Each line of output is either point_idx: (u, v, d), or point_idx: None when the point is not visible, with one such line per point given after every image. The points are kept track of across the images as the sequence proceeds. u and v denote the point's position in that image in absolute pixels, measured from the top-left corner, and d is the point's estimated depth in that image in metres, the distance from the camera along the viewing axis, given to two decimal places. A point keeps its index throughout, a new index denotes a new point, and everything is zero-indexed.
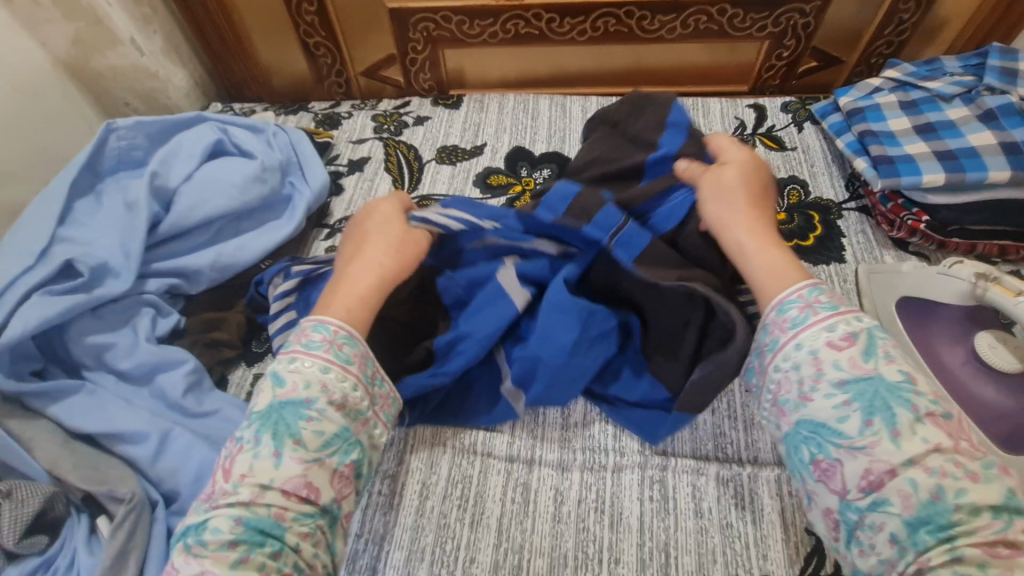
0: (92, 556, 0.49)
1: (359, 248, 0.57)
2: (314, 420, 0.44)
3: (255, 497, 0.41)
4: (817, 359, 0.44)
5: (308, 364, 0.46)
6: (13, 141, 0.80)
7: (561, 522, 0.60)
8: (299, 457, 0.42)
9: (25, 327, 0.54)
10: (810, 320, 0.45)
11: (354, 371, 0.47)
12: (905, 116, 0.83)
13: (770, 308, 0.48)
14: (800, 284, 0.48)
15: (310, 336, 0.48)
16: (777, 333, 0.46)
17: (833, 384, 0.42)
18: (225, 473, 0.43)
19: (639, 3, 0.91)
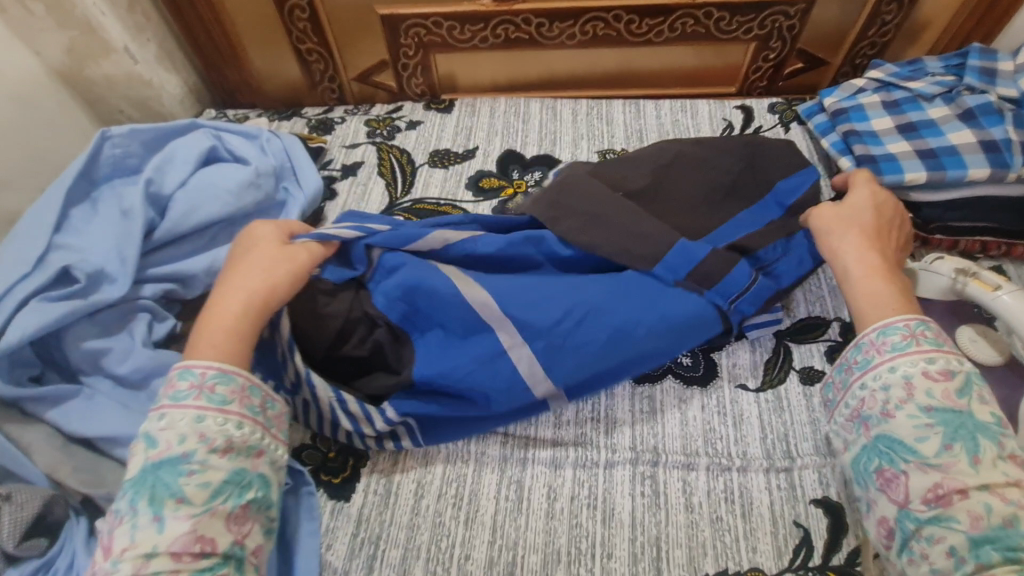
0: (91, 559, 0.50)
1: (232, 275, 0.55)
2: (195, 472, 0.44)
3: (139, 568, 0.40)
4: (910, 383, 0.48)
5: (179, 417, 0.46)
6: (11, 150, 0.82)
7: (555, 518, 0.61)
8: (184, 513, 0.42)
9: (23, 334, 0.54)
10: (911, 348, 0.50)
11: (234, 410, 0.48)
12: (888, 115, 0.84)
13: (870, 330, 0.52)
14: (906, 316, 0.52)
15: (176, 387, 0.47)
16: (873, 353, 0.51)
17: (919, 408, 0.47)
18: (107, 549, 0.42)
19: (627, 8, 0.93)
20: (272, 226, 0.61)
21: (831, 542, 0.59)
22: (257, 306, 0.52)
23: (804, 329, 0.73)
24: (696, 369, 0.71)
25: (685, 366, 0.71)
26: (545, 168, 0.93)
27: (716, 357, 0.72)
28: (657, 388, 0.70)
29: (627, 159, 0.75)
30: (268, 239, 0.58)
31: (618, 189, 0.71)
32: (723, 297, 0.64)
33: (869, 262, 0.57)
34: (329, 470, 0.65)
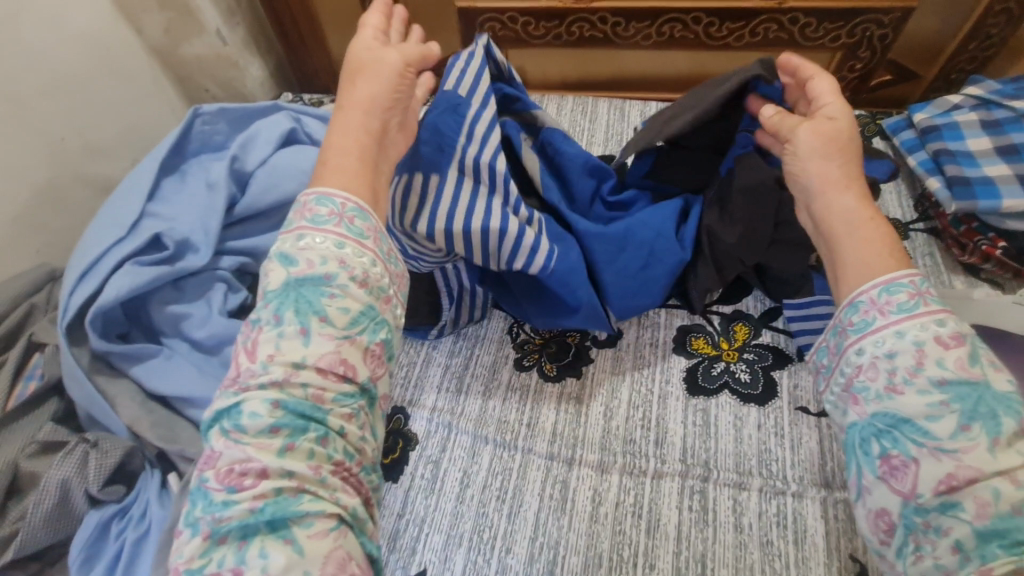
0: (162, 509, 0.53)
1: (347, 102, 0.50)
2: (337, 296, 0.40)
3: (290, 376, 0.37)
4: (920, 351, 0.38)
5: (319, 240, 0.42)
6: (111, 120, 0.88)
7: (598, 522, 0.61)
8: (330, 333, 0.39)
9: (117, 294, 0.58)
10: (920, 309, 0.40)
11: (370, 246, 0.44)
12: (986, 136, 0.79)
13: (870, 285, 0.42)
14: (908, 271, 0.43)
15: (314, 211, 0.43)
16: (876, 314, 0.41)
17: (931, 381, 0.37)
18: (250, 355, 0.39)
19: (707, 10, 0.90)
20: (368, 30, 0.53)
21: None
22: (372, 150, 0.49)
23: None
24: (755, 386, 0.69)
25: (743, 382, 0.69)
26: None
27: (777, 376, 0.69)
28: (712, 401, 0.68)
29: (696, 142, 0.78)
30: (376, 48, 0.52)
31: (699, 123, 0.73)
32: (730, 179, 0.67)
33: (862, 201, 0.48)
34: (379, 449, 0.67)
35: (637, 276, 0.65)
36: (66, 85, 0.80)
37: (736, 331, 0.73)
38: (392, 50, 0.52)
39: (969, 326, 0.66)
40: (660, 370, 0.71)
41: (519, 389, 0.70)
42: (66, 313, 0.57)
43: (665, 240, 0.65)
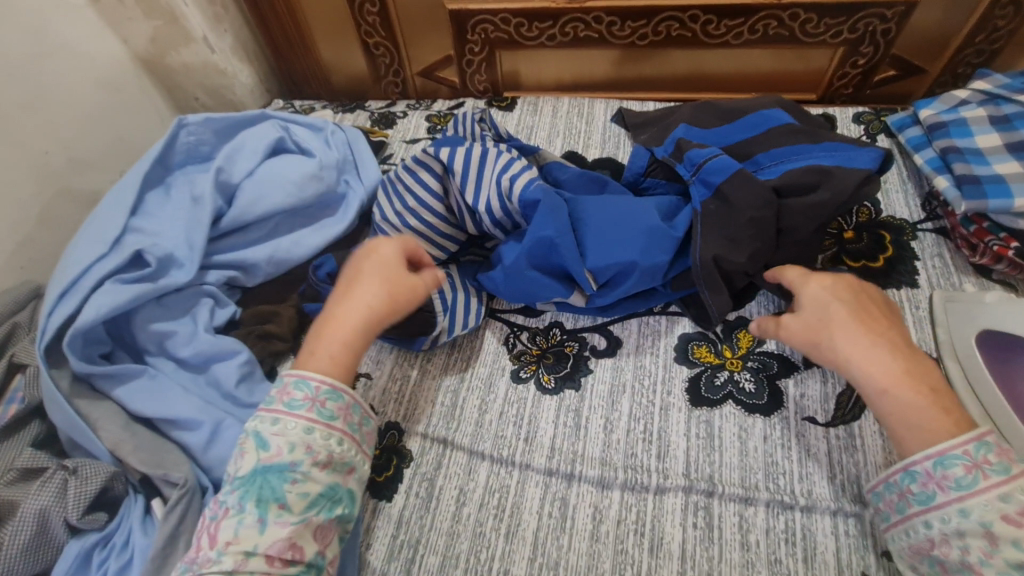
0: (146, 537, 0.51)
1: (352, 287, 0.55)
2: (298, 482, 0.47)
3: (239, 564, 0.43)
4: (989, 532, 0.42)
5: (291, 425, 0.49)
6: (99, 132, 0.86)
7: (599, 541, 0.59)
8: (285, 520, 0.45)
9: (97, 314, 0.56)
10: (979, 485, 0.44)
11: (338, 427, 0.50)
12: (995, 132, 0.76)
13: (922, 454, 0.47)
14: (964, 437, 0.45)
15: (292, 395, 0.50)
16: (934, 489, 0.45)
17: (1007, 562, 0.41)
18: (210, 538, 0.45)
19: (705, 7, 0.88)
20: (397, 243, 0.58)
21: None
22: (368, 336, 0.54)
23: None
24: (760, 396, 0.66)
25: (747, 392, 0.67)
26: (608, 172, 0.88)
27: (783, 385, 0.67)
28: (715, 413, 0.66)
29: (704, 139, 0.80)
30: (394, 257, 0.57)
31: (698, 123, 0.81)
32: (690, 170, 0.69)
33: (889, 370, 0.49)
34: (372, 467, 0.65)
35: (617, 230, 0.66)
36: (50, 98, 0.79)
37: (740, 338, 0.71)
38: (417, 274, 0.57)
39: (980, 334, 0.64)
40: (662, 381, 0.69)
41: (516, 402, 0.68)
42: (43, 336, 0.55)
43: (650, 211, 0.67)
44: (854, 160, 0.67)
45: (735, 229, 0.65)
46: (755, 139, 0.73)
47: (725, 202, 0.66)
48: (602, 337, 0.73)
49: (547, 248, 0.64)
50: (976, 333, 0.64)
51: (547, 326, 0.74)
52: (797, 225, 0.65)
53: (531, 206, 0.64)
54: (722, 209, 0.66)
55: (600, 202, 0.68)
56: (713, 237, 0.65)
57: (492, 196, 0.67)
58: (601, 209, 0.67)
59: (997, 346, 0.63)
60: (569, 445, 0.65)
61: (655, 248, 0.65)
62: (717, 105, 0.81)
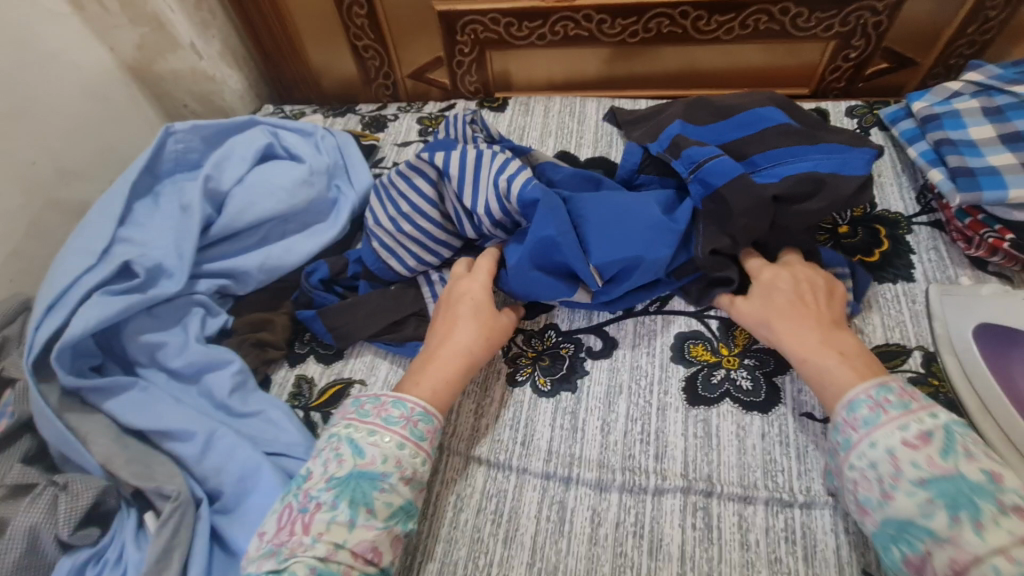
0: (139, 552, 0.50)
1: (454, 326, 0.61)
2: (387, 492, 0.49)
3: (330, 555, 0.46)
4: (894, 457, 0.46)
5: (386, 438, 0.52)
6: (87, 142, 0.86)
7: (598, 544, 0.58)
8: (373, 525, 0.48)
9: (85, 327, 0.55)
10: (881, 419, 0.48)
11: (425, 447, 0.53)
12: (989, 123, 0.76)
13: (838, 408, 0.51)
14: (868, 383, 0.51)
15: (389, 412, 0.53)
16: (849, 432, 0.49)
17: (912, 482, 0.45)
18: (303, 527, 0.47)
19: (695, 3, 0.88)
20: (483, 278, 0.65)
21: None
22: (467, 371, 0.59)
23: (881, 357, 0.66)
24: (757, 394, 0.66)
25: (744, 390, 0.66)
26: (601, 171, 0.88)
27: (780, 382, 0.66)
28: (713, 411, 0.65)
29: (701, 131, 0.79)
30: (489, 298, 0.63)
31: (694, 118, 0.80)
32: (689, 166, 0.68)
33: (807, 342, 0.56)
34: None
35: (620, 230, 0.65)
36: (37, 108, 0.78)
37: (736, 336, 0.70)
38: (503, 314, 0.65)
39: (980, 326, 0.63)
40: (659, 381, 0.68)
41: (513, 405, 0.68)
42: (31, 350, 0.55)
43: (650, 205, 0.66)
44: (851, 163, 0.66)
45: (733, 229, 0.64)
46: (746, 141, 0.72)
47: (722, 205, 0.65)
48: (598, 338, 0.72)
49: (549, 248, 0.63)
50: (975, 325, 0.64)
51: (542, 328, 0.74)
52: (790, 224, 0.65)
53: (530, 207, 0.63)
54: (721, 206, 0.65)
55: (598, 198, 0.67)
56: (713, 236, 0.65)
57: (490, 198, 0.65)
58: (600, 205, 0.66)
59: (995, 338, 0.62)
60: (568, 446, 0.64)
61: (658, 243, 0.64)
62: (707, 101, 0.81)
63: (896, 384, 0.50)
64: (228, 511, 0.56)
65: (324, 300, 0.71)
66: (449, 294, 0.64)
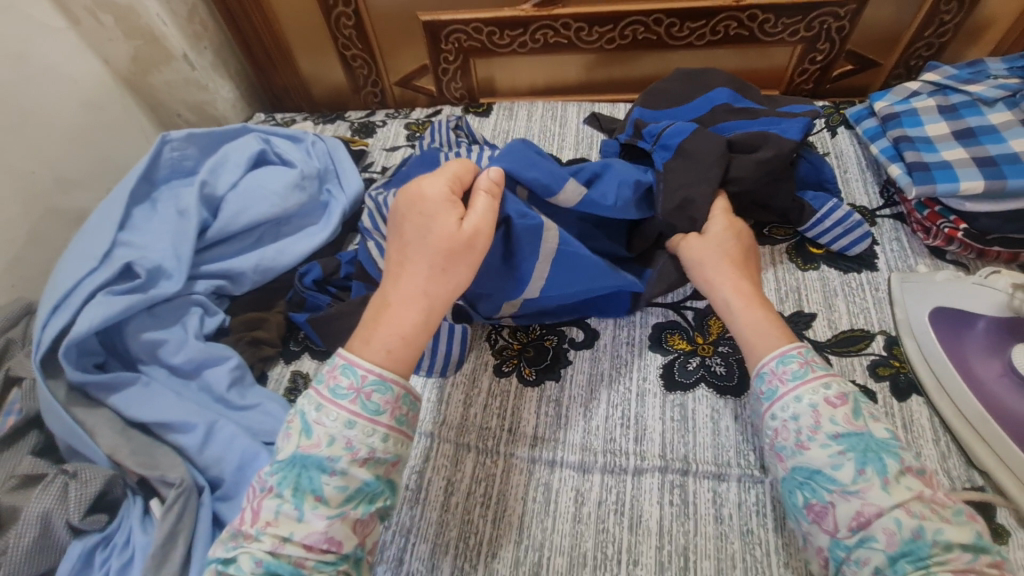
0: (146, 535, 0.53)
1: (404, 265, 0.55)
2: (335, 476, 0.47)
3: (277, 547, 0.45)
4: (817, 412, 0.50)
5: (333, 416, 0.49)
6: (83, 151, 0.88)
7: (581, 522, 0.62)
8: (321, 513, 0.46)
9: (90, 324, 0.58)
10: (809, 375, 0.52)
11: (383, 421, 0.49)
12: (943, 121, 0.81)
13: (772, 360, 0.54)
14: (798, 344, 0.55)
15: (337, 382, 0.50)
16: (779, 384, 0.52)
17: (828, 436, 0.49)
18: (252, 517, 0.47)
19: (667, 11, 0.92)
20: (441, 188, 0.56)
21: None
22: (427, 319, 0.54)
23: (848, 342, 0.70)
24: (730, 378, 0.70)
25: (718, 375, 0.70)
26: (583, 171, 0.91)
27: None
28: (689, 396, 0.69)
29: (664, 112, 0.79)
30: (444, 217, 0.55)
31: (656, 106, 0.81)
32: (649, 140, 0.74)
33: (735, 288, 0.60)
34: None
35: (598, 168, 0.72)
36: (33, 119, 0.81)
37: (711, 325, 0.74)
38: (466, 229, 0.55)
39: (934, 310, 0.68)
40: (638, 368, 0.72)
41: (500, 394, 0.71)
42: (39, 347, 0.57)
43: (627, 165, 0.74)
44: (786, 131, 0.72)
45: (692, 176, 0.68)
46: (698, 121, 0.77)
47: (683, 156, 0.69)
48: (580, 330, 0.76)
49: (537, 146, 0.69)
50: (930, 310, 0.68)
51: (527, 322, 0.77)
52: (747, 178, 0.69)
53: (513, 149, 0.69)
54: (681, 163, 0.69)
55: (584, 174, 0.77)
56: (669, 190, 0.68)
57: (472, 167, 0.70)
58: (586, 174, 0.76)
59: (948, 321, 0.67)
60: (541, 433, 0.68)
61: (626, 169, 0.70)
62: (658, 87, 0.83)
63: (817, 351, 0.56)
64: (229, 498, 0.59)
65: (316, 300, 0.73)
66: (399, 215, 0.57)
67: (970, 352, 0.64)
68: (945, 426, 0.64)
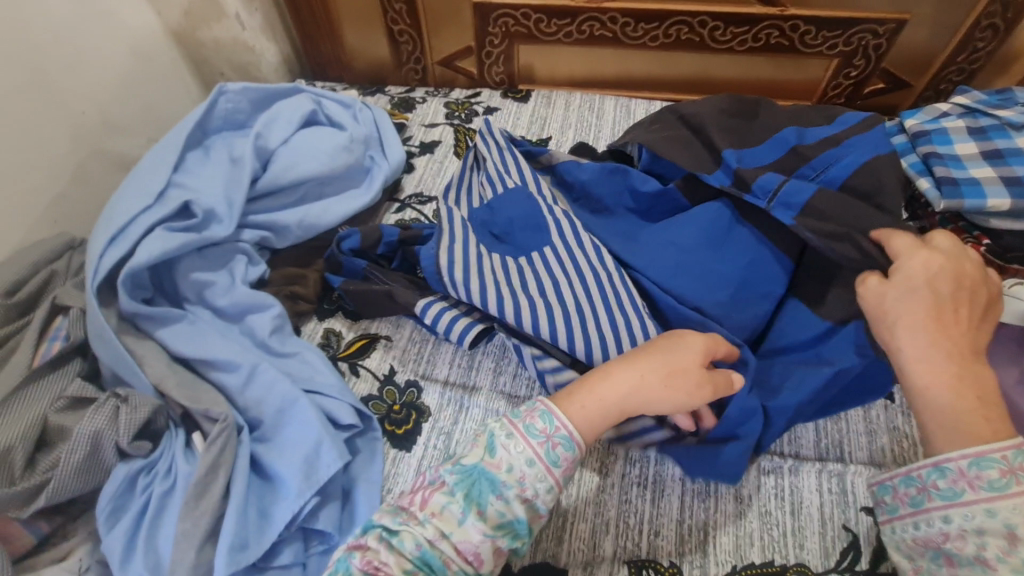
0: (188, 465, 0.54)
1: (641, 350, 0.53)
2: (502, 500, 0.46)
3: (435, 541, 0.44)
4: (1011, 533, 0.40)
5: (519, 447, 0.47)
6: (131, 98, 0.90)
7: (605, 491, 0.63)
8: (480, 528, 0.44)
9: (149, 257, 0.60)
10: (1011, 489, 0.41)
11: (555, 473, 0.47)
12: (973, 141, 0.84)
13: (959, 454, 0.44)
14: (1005, 441, 0.43)
15: (533, 420, 0.49)
16: (964, 487, 0.43)
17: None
18: (421, 501, 0.46)
19: (713, 14, 0.95)
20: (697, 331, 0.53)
21: (881, 551, 0.58)
22: (626, 402, 0.50)
23: None
24: None
25: None
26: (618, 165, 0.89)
27: None
28: None
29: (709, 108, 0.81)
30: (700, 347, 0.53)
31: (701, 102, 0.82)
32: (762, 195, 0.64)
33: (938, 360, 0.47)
34: (393, 420, 0.64)
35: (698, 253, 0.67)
36: (88, 60, 0.82)
37: None
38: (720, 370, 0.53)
39: None
40: None
41: None
42: (96, 275, 0.59)
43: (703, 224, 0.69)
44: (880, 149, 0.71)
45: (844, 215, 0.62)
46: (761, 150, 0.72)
47: (818, 216, 0.62)
48: None
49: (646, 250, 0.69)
50: None
51: None
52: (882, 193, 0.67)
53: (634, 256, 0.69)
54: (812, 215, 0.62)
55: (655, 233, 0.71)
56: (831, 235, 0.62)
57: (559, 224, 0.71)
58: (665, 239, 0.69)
59: None
60: (623, 447, 0.66)
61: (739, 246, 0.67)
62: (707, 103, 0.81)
63: None
64: (265, 440, 0.59)
65: (352, 266, 0.73)
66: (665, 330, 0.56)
67: (993, 360, 0.66)
68: None
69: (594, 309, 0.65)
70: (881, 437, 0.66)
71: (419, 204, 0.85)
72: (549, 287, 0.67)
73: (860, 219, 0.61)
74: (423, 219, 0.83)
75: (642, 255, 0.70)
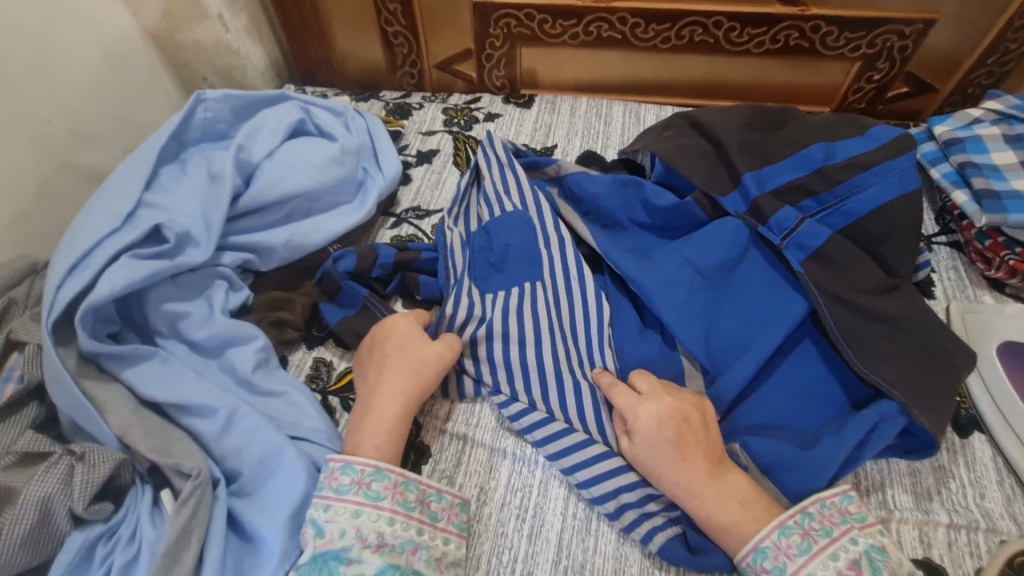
0: (155, 530, 0.48)
1: (380, 373, 0.57)
2: (353, 565, 0.46)
3: None
4: None
5: (341, 510, 0.49)
6: (104, 106, 0.83)
7: (626, 543, 0.55)
8: None
9: (113, 289, 0.53)
10: (813, 549, 0.48)
11: (387, 505, 0.49)
12: (1010, 150, 0.78)
13: (767, 530, 0.49)
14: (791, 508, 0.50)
15: (339, 480, 0.50)
16: (784, 560, 0.48)
17: None
18: None
19: (729, 14, 0.89)
20: (411, 317, 0.61)
21: None
22: (407, 414, 0.55)
23: None
24: None
25: None
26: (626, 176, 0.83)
27: None
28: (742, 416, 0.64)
29: (729, 115, 0.75)
30: (413, 333, 0.59)
31: (720, 111, 0.76)
32: (777, 232, 0.63)
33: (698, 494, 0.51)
34: None
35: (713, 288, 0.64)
36: (53, 65, 0.75)
37: None
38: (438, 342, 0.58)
39: (1002, 345, 0.66)
40: None
41: None
42: (52, 310, 0.52)
43: (724, 249, 0.64)
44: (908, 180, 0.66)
45: (852, 262, 0.62)
46: (784, 168, 0.68)
47: (827, 262, 0.62)
48: None
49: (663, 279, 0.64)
50: (998, 344, 0.66)
51: None
52: (900, 244, 0.65)
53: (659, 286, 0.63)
54: (821, 266, 0.62)
55: (672, 253, 0.66)
56: (844, 285, 0.61)
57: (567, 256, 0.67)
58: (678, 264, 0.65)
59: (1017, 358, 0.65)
60: None
61: (759, 280, 0.64)
62: (729, 113, 0.76)
63: (816, 504, 0.51)
64: (244, 494, 0.53)
65: (351, 292, 0.66)
66: (374, 334, 0.60)
67: None
68: (1010, 467, 0.61)
69: (586, 361, 0.63)
70: (926, 477, 0.60)
71: (416, 219, 0.79)
72: (544, 331, 0.62)
73: (871, 284, 0.61)
74: (421, 236, 0.77)
75: (653, 273, 0.65)
